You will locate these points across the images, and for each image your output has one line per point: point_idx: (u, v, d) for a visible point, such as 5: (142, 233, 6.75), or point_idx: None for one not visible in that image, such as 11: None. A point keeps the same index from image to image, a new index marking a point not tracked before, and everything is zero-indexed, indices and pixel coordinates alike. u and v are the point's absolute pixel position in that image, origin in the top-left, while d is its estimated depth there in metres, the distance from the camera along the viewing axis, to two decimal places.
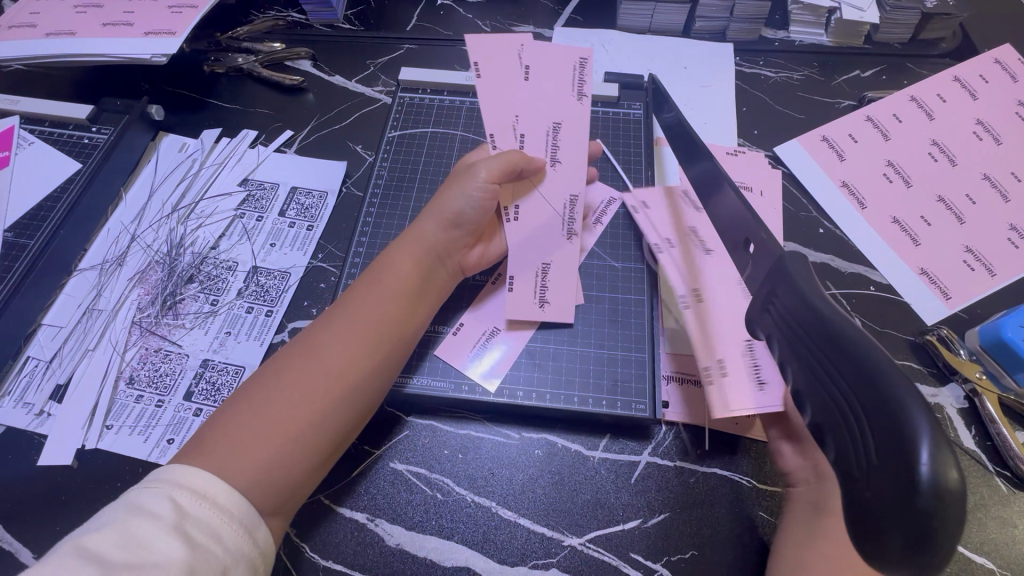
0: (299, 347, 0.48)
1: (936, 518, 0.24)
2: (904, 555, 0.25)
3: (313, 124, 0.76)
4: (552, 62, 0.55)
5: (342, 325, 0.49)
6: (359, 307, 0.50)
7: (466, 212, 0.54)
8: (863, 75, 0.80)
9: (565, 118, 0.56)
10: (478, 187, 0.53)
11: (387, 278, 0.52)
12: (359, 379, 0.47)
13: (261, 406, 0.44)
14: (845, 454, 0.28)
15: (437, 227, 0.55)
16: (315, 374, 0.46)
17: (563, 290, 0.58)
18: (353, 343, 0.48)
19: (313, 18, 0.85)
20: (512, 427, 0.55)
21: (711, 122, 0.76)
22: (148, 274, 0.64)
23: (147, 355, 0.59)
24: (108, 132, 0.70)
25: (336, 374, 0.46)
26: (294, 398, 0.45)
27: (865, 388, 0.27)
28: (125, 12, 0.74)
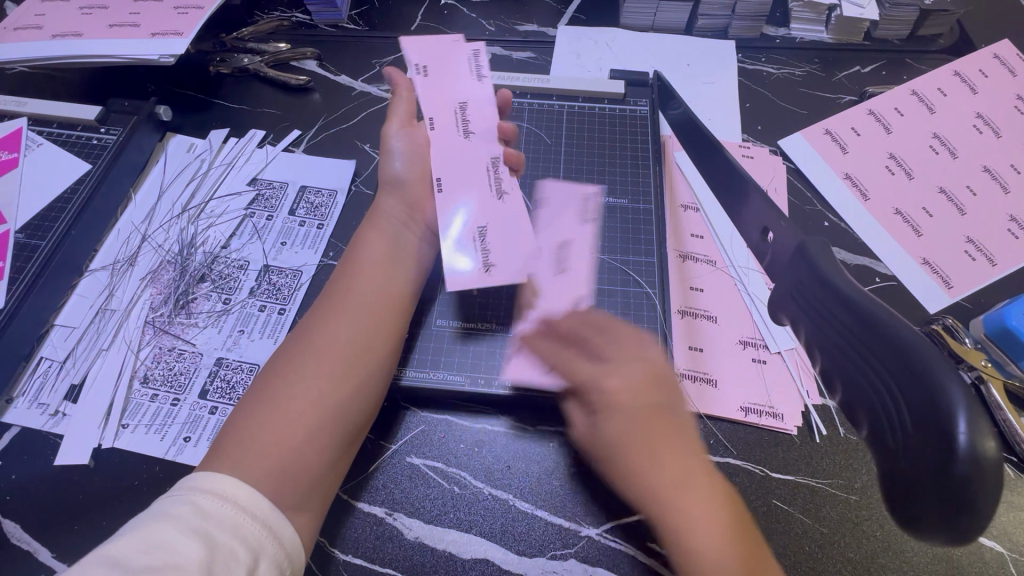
0: (298, 343, 0.48)
1: (975, 484, 0.24)
2: (944, 521, 0.26)
3: (321, 123, 0.76)
4: (440, 50, 0.56)
5: (342, 319, 0.49)
6: (356, 300, 0.50)
7: (396, 167, 0.57)
8: (863, 71, 0.81)
9: (470, 98, 0.55)
10: (396, 136, 0.57)
11: (385, 268, 0.53)
12: (365, 370, 0.48)
13: (274, 405, 0.45)
14: (879, 429, 0.29)
15: (389, 196, 0.57)
16: (322, 369, 0.47)
17: (507, 250, 0.51)
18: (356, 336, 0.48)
19: (318, 19, 0.85)
20: (527, 421, 0.56)
21: (716, 118, 0.77)
22: (160, 273, 0.64)
23: (161, 354, 0.59)
24: (117, 132, 0.70)
25: (341, 365, 0.47)
26: (302, 393, 0.45)
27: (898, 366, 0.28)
28: (132, 13, 0.74)
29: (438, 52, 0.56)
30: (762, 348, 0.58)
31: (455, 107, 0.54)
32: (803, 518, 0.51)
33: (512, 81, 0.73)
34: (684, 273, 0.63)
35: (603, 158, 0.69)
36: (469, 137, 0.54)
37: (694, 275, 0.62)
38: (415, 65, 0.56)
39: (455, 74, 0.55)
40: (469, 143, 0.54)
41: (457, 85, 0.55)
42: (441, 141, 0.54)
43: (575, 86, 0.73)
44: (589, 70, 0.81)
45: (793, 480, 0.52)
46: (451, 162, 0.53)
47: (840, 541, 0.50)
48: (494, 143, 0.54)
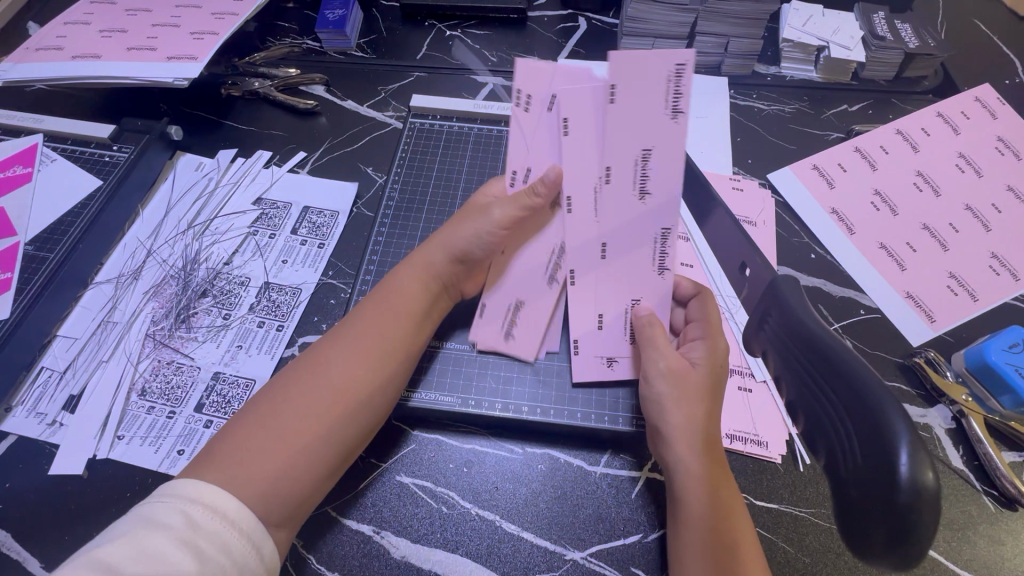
0: (304, 362, 0.50)
1: (916, 512, 0.27)
2: (889, 545, 0.29)
3: (326, 146, 0.79)
4: (642, 79, 0.49)
5: (348, 343, 0.51)
6: (362, 326, 0.52)
7: (476, 250, 0.56)
8: (851, 109, 0.84)
9: (657, 143, 0.51)
10: (490, 228, 0.55)
11: (395, 296, 0.54)
12: (364, 394, 0.49)
13: (269, 420, 0.46)
14: (834, 453, 0.32)
15: (443, 259, 0.56)
16: (320, 390, 0.48)
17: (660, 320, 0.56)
18: (359, 361, 0.50)
19: (328, 46, 0.89)
20: (516, 442, 0.57)
21: (708, 151, 0.80)
22: (163, 288, 0.65)
23: (159, 367, 0.60)
24: (128, 150, 0.72)
25: (340, 389, 0.48)
26: (297, 411, 0.46)
27: (855, 405, 0.31)
28: (149, 38, 0.78)
29: (643, 82, 0.49)
30: (747, 377, 0.59)
31: (638, 153, 0.51)
32: (785, 547, 0.51)
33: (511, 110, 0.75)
34: None
35: None
36: (646, 201, 0.53)
37: None
38: (609, 90, 0.50)
39: (649, 109, 0.50)
40: (643, 208, 0.54)
41: (647, 125, 0.50)
42: (613, 195, 0.54)
43: None
44: None
45: (776, 508, 0.53)
46: (620, 223, 0.55)
47: (821, 571, 0.50)
48: (668, 211, 0.53)
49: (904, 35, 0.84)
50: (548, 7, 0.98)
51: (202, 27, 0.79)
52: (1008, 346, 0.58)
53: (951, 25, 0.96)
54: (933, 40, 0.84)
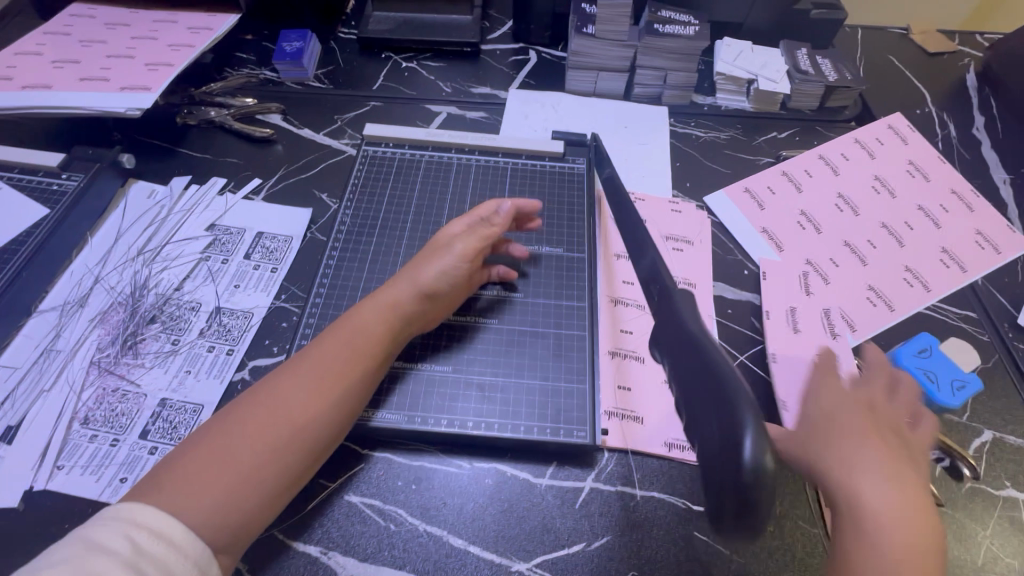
0: (259, 392, 0.51)
1: (757, 492, 0.29)
2: (738, 521, 0.31)
3: (280, 174, 0.81)
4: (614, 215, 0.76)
5: (306, 373, 0.52)
6: (323, 356, 0.53)
7: (441, 284, 0.58)
8: (780, 136, 0.91)
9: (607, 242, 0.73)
10: (452, 257, 0.60)
11: (363, 328, 0.55)
12: (317, 425, 0.50)
13: (217, 449, 0.46)
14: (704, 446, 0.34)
15: (413, 295, 0.58)
16: (274, 419, 0.49)
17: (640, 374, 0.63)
18: (314, 391, 0.51)
19: (285, 77, 0.92)
20: (463, 458, 0.58)
21: (649, 175, 0.85)
22: (109, 315, 0.65)
23: (104, 394, 0.60)
24: (78, 179, 0.72)
25: (296, 417, 0.49)
26: (249, 440, 0.47)
27: (721, 401, 0.34)
28: (102, 69, 0.79)
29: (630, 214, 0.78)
30: None
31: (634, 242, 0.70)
32: (721, 549, 0.53)
33: (462, 139, 0.79)
34: (614, 316, 0.67)
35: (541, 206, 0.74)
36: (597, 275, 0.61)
37: (622, 317, 0.67)
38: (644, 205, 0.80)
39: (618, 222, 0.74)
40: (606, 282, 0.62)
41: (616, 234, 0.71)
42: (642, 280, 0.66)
43: (520, 145, 0.79)
44: (535, 129, 0.89)
45: None
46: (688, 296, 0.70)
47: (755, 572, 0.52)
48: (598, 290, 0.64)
49: (825, 69, 0.93)
50: (501, 41, 1.03)
51: (158, 58, 0.81)
52: (917, 352, 0.63)
53: (869, 61, 1.06)
54: (851, 74, 0.92)
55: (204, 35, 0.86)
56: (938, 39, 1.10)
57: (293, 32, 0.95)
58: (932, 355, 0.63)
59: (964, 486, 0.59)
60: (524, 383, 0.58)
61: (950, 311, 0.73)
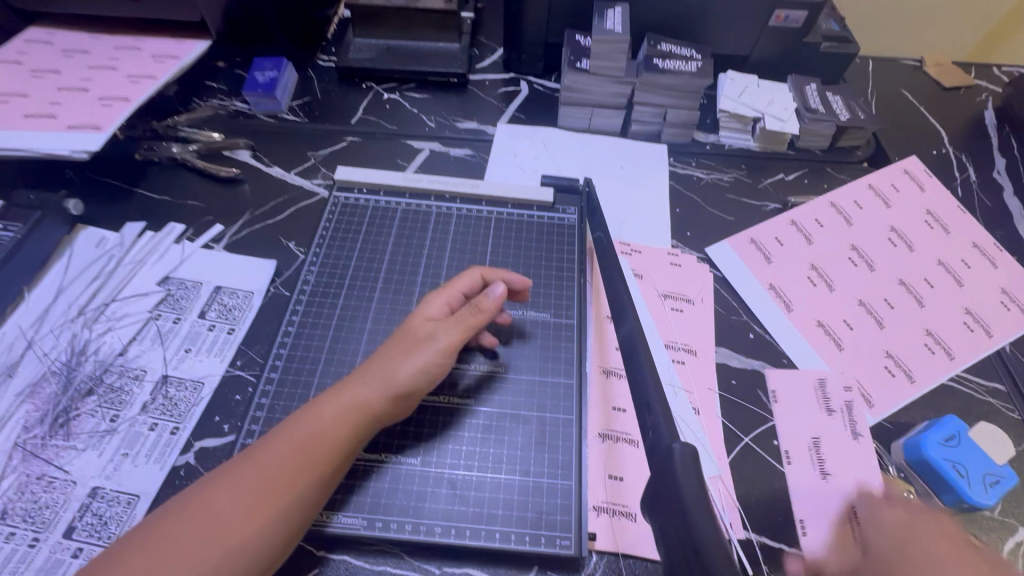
0: (199, 498, 0.43)
1: None
2: None
3: (245, 219, 0.74)
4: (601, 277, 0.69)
5: (256, 475, 0.44)
6: (274, 453, 0.45)
7: (417, 382, 0.51)
8: (787, 179, 0.85)
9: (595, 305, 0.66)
10: (432, 349, 0.52)
11: (318, 427, 0.47)
12: (266, 536, 0.43)
13: (149, 574, 0.39)
14: None
15: (385, 394, 0.50)
16: (215, 535, 0.41)
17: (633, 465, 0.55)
18: (261, 497, 0.43)
19: (257, 109, 0.86)
20: (432, 562, 0.50)
21: (646, 223, 0.78)
22: (41, 387, 0.58)
23: (26, 483, 0.53)
24: (14, 229, 0.65)
25: (222, 538, 0.41)
26: (183, 564, 0.40)
27: None
28: (51, 103, 0.72)
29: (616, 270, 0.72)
30: None
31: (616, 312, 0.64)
32: None
33: (443, 185, 0.73)
34: (606, 390, 0.60)
35: (528, 261, 0.67)
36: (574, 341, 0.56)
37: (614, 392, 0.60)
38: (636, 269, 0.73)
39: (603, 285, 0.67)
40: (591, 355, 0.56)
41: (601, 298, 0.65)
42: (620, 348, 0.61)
43: (505, 192, 0.72)
44: (524, 169, 0.82)
45: None
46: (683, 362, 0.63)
47: None
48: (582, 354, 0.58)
49: (836, 107, 0.86)
50: (490, 71, 0.97)
51: (113, 92, 0.74)
52: (944, 439, 0.57)
53: (881, 96, 1.00)
54: (864, 112, 0.86)
55: (167, 65, 0.80)
56: (954, 72, 1.04)
57: (267, 60, 0.89)
58: (958, 444, 0.56)
59: None
60: (503, 478, 0.52)
61: (976, 384, 0.66)
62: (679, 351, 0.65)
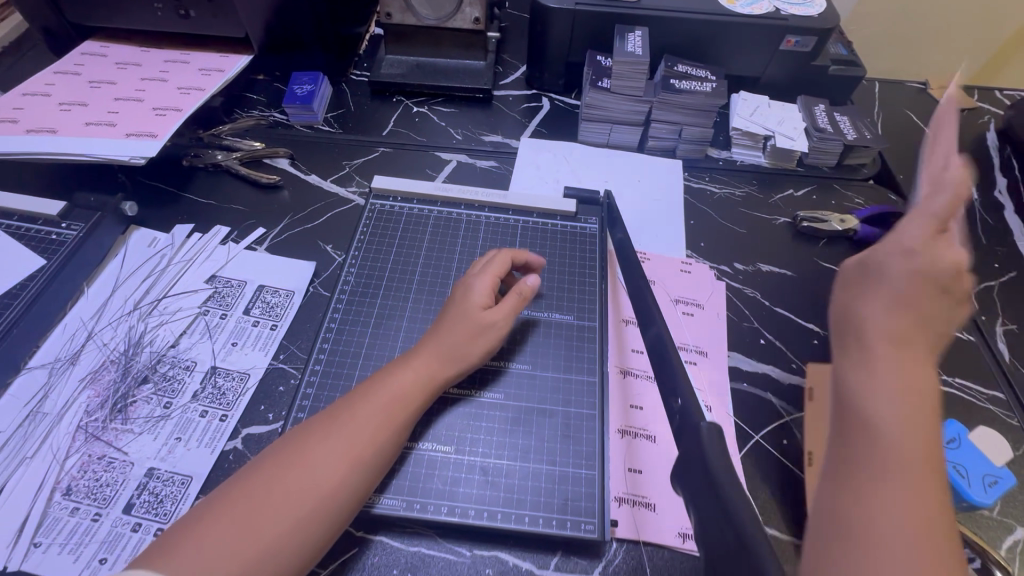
0: (291, 444, 0.49)
1: None
2: None
3: (285, 223, 0.79)
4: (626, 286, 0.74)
5: (341, 432, 0.49)
6: (358, 416, 0.51)
7: (471, 349, 0.57)
8: (796, 194, 0.89)
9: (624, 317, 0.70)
10: (483, 318, 0.58)
11: (374, 411, 0.51)
12: (346, 492, 0.47)
13: (252, 513, 0.44)
14: None
15: (449, 363, 0.56)
16: (308, 484, 0.46)
17: (648, 457, 0.60)
18: (344, 456, 0.48)
19: (295, 119, 0.91)
20: (461, 544, 0.54)
21: (662, 233, 0.82)
22: (101, 374, 0.63)
23: (88, 463, 0.57)
24: (77, 228, 0.70)
25: (319, 486, 0.46)
26: (279, 510, 0.45)
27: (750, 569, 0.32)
28: (109, 113, 0.78)
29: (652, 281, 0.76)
30: None
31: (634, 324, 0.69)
32: None
33: (473, 194, 0.77)
34: (624, 389, 0.64)
35: (552, 267, 0.71)
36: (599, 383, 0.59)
37: (632, 391, 0.64)
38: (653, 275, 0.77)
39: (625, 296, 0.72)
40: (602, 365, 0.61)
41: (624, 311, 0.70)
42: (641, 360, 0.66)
43: (531, 202, 0.77)
44: (547, 181, 0.87)
45: None
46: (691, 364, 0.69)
47: None
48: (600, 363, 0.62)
49: (843, 127, 0.91)
50: (514, 87, 1.02)
51: (166, 102, 0.80)
52: (946, 442, 0.60)
53: (887, 116, 1.04)
54: (870, 133, 0.91)
55: (214, 78, 0.85)
56: (957, 95, 1.09)
57: (305, 75, 0.94)
58: (960, 446, 0.60)
59: None
60: (531, 466, 0.56)
61: (977, 391, 0.70)
62: (692, 353, 0.69)
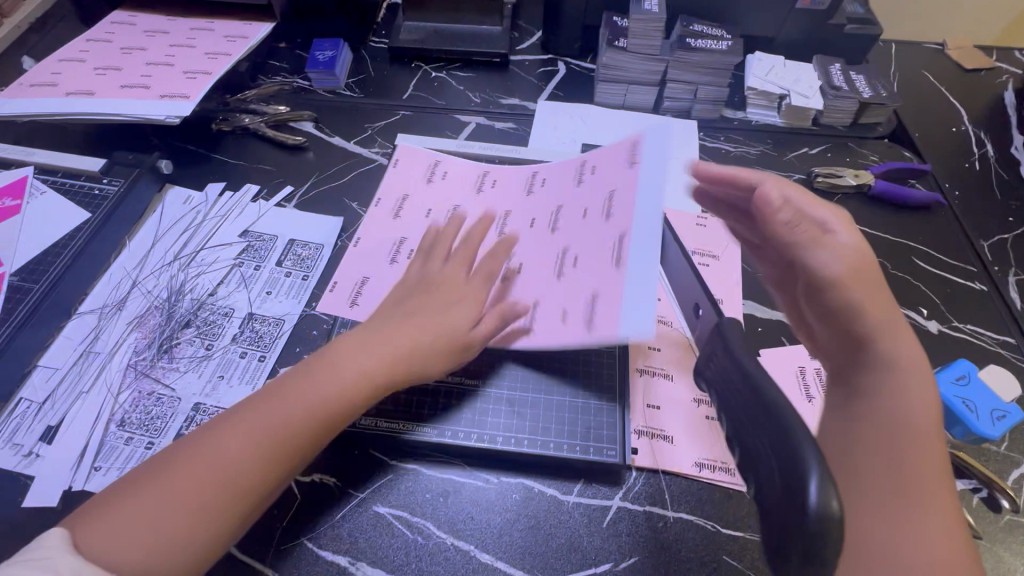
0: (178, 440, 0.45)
1: (822, 539, 0.29)
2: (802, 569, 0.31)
3: (312, 182, 0.82)
4: None
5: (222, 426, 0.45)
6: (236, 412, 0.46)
7: None
8: (811, 152, 0.90)
9: None
10: None
11: (307, 394, 0.47)
12: (233, 486, 0.44)
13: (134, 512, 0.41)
14: (765, 484, 0.34)
15: None
16: (187, 481, 0.42)
17: (666, 394, 0.62)
18: (227, 450, 0.44)
19: (318, 84, 0.94)
20: (489, 472, 0.58)
21: (677, 190, 0.84)
22: (146, 318, 0.66)
23: (139, 398, 0.61)
24: (117, 184, 0.75)
25: (201, 481, 0.42)
26: (162, 511, 0.41)
27: (776, 432, 0.34)
28: (143, 76, 0.81)
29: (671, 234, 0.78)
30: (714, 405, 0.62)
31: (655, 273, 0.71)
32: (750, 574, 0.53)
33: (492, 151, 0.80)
34: (643, 332, 0.67)
35: None
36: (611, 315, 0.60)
37: (651, 334, 0.67)
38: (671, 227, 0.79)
39: None
40: None
41: None
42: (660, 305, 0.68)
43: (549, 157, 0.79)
44: (564, 140, 0.89)
45: (740, 536, 0.55)
46: None
47: None
48: None
49: (858, 84, 0.91)
50: (530, 52, 1.04)
51: (196, 66, 0.83)
52: (955, 379, 0.62)
53: (903, 76, 1.04)
54: (886, 90, 0.91)
55: (240, 44, 0.88)
56: (974, 55, 1.08)
57: (326, 41, 0.96)
58: (969, 383, 0.62)
59: (1003, 519, 0.57)
60: (556, 399, 0.60)
61: (987, 336, 0.71)
62: None
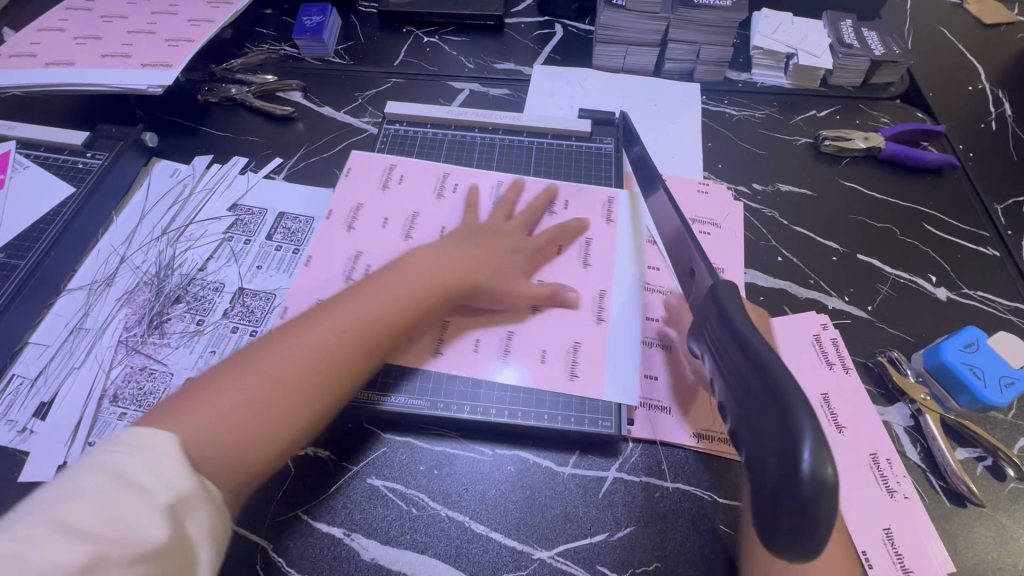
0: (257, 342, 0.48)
1: (815, 505, 0.29)
2: (790, 535, 0.31)
3: (301, 153, 0.80)
4: None
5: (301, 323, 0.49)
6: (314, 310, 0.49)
7: None
8: (819, 115, 0.86)
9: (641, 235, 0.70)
10: None
11: (359, 302, 0.50)
12: (317, 369, 0.46)
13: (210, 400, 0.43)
14: (753, 450, 0.34)
15: None
16: (261, 372, 0.45)
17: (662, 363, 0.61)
18: (303, 341, 0.47)
19: (305, 52, 0.90)
20: (485, 444, 0.57)
21: (678, 156, 0.81)
22: (136, 294, 0.65)
23: (131, 373, 0.60)
24: (102, 157, 0.73)
25: (277, 371, 0.45)
26: (238, 389, 0.44)
27: (768, 395, 0.33)
28: (123, 45, 0.78)
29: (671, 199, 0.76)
30: None
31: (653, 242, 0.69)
32: None
33: (486, 118, 0.77)
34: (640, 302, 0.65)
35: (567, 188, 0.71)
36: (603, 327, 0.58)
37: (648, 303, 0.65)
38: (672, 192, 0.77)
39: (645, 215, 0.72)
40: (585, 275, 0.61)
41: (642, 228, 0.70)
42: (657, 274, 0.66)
43: (545, 122, 0.76)
44: (561, 106, 0.86)
45: (736, 504, 0.54)
46: None
47: None
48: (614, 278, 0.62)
49: (870, 42, 0.87)
50: (526, 14, 0.99)
51: (177, 34, 0.80)
52: (962, 346, 0.60)
53: (918, 33, 0.99)
54: (899, 47, 0.87)
55: (223, 10, 0.85)
56: (995, 9, 1.03)
57: (313, 6, 0.92)
58: (977, 349, 0.60)
59: (1008, 486, 0.56)
60: None
61: (998, 303, 0.69)
62: None
